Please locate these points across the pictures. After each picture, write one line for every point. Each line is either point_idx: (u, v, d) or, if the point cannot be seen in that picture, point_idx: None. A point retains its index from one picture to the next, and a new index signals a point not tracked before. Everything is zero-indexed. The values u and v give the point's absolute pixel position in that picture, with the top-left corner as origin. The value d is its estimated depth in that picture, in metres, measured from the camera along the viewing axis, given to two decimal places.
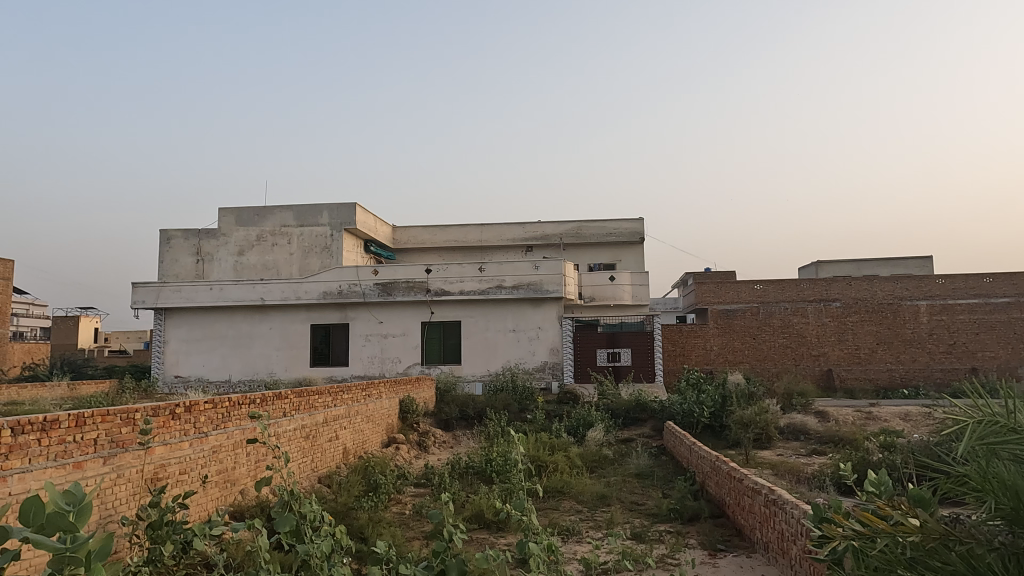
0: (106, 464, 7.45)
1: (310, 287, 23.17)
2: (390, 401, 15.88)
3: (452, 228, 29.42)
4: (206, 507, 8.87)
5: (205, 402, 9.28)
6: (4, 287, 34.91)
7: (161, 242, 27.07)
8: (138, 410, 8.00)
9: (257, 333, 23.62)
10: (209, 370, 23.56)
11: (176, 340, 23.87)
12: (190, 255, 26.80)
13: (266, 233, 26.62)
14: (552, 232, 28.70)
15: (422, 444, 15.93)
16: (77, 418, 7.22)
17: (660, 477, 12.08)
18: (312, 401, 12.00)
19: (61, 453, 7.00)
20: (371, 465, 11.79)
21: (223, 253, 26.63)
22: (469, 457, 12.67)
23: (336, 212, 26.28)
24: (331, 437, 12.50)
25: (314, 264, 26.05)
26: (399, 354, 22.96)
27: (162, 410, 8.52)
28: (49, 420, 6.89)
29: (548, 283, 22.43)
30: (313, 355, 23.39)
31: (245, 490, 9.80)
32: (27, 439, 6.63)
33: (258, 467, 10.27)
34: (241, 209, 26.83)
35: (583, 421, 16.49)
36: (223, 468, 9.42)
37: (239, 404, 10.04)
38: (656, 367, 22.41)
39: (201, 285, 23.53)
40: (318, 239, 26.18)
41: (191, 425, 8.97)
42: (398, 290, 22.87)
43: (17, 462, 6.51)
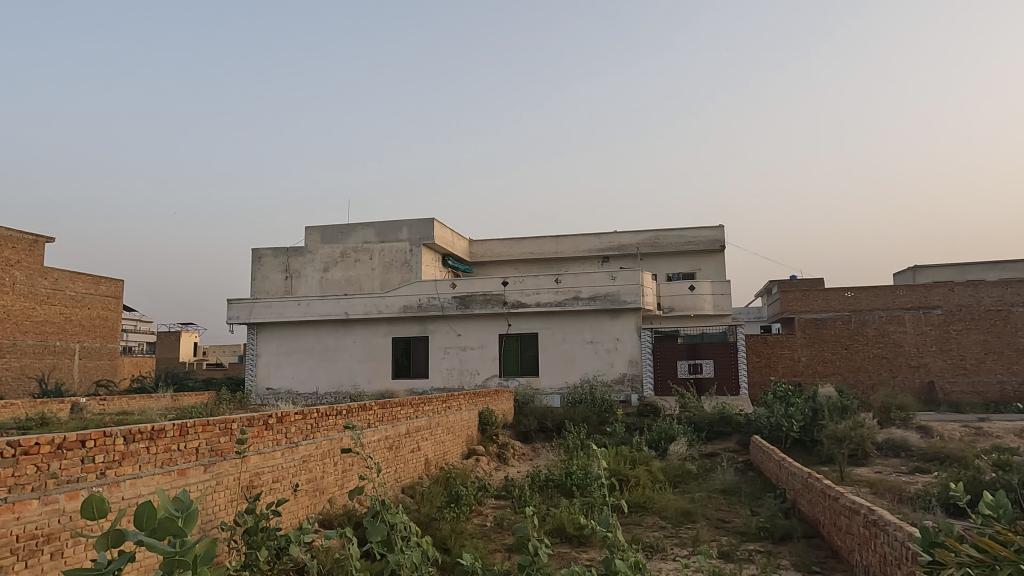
0: (206, 472, 7.90)
1: (391, 301, 23.83)
2: (470, 413, 16.05)
3: (528, 240, 29.60)
4: (297, 515, 9.22)
5: (295, 413, 9.64)
6: (115, 305, 37.71)
7: (252, 260, 28.55)
8: (235, 421, 8.44)
9: (342, 347, 24.47)
10: (297, 382, 24.59)
11: (267, 354, 25.09)
12: (280, 272, 28.11)
13: (350, 250, 27.62)
14: (629, 242, 28.36)
15: (501, 456, 15.99)
16: (181, 427, 7.68)
17: (748, 494, 11.60)
18: (395, 413, 12.28)
19: (167, 460, 7.45)
20: (452, 477, 11.89)
21: (310, 270, 27.81)
22: (548, 470, 12.59)
23: (415, 227, 26.95)
24: (413, 448, 12.76)
25: (395, 279, 26.80)
26: (477, 366, 23.20)
27: (256, 421, 8.94)
28: (156, 429, 7.35)
29: (625, 294, 22.12)
30: (394, 367, 23.97)
31: (332, 499, 10.14)
32: (138, 447, 7.10)
33: (345, 478, 10.61)
34: (326, 227, 27.99)
35: (664, 434, 16.09)
36: (313, 477, 9.79)
37: (327, 416, 10.42)
38: (739, 380, 21.67)
39: (290, 300, 24.64)
40: (398, 255, 26.93)
41: (282, 435, 9.34)
42: (476, 303, 23.15)
43: (129, 468, 6.97)
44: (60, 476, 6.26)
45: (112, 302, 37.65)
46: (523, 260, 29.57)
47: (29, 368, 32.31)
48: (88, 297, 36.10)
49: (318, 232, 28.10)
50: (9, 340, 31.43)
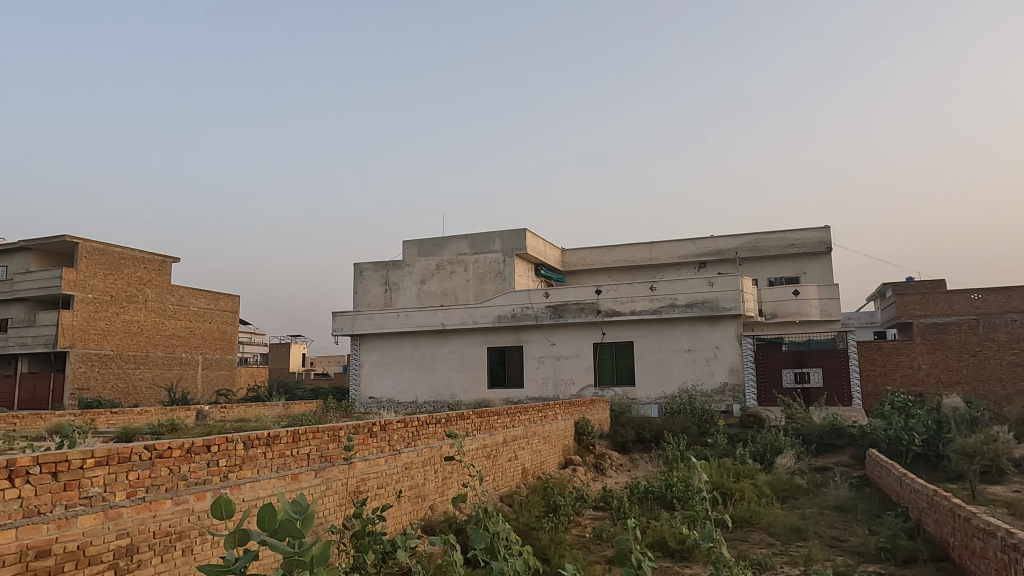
0: (317, 477, 8.33)
1: (486, 311, 24.21)
2: (566, 422, 16.01)
3: (621, 248, 29.26)
4: (401, 520, 9.51)
5: (397, 421, 9.94)
6: (232, 319, 40.46)
7: (355, 274, 29.88)
8: (342, 428, 8.84)
9: (439, 357, 25.10)
10: (398, 391, 25.45)
11: (369, 364, 26.15)
12: (380, 285, 29.24)
13: (445, 262, 28.35)
14: (727, 246, 27.44)
15: (598, 467, 15.83)
16: (294, 434, 8.12)
17: (865, 512, 10.86)
18: (492, 422, 12.46)
19: (282, 465, 7.91)
20: (550, 486, 11.89)
21: (408, 282, 28.75)
22: (647, 482, 12.32)
23: (507, 238, 27.28)
24: (511, 457, 12.87)
25: (489, 289, 27.21)
26: (572, 375, 23.12)
27: (361, 428, 9.30)
28: (272, 435, 7.80)
29: (724, 300, 21.36)
30: (490, 377, 24.30)
31: (434, 505, 10.39)
32: (256, 452, 7.57)
33: (446, 486, 10.85)
34: (422, 241, 28.87)
35: (770, 446, 15.37)
36: (415, 484, 10.08)
37: (427, 424, 10.70)
38: (851, 390, 20.39)
39: (389, 312, 25.55)
40: (491, 265, 27.35)
41: (386, 442, 9.68)
42: (570, 312, 23.11)
43: (248, 472, 7.45)
44: (190, 478, 6.76)
45: (229, 317, 40.43)
46: (617, 268, 29.25)
47: (160, 378, 35.20)
48: (209, 312, 38.95)
49: (415, 245, 29.02)
50: (142, 353, 34.40)
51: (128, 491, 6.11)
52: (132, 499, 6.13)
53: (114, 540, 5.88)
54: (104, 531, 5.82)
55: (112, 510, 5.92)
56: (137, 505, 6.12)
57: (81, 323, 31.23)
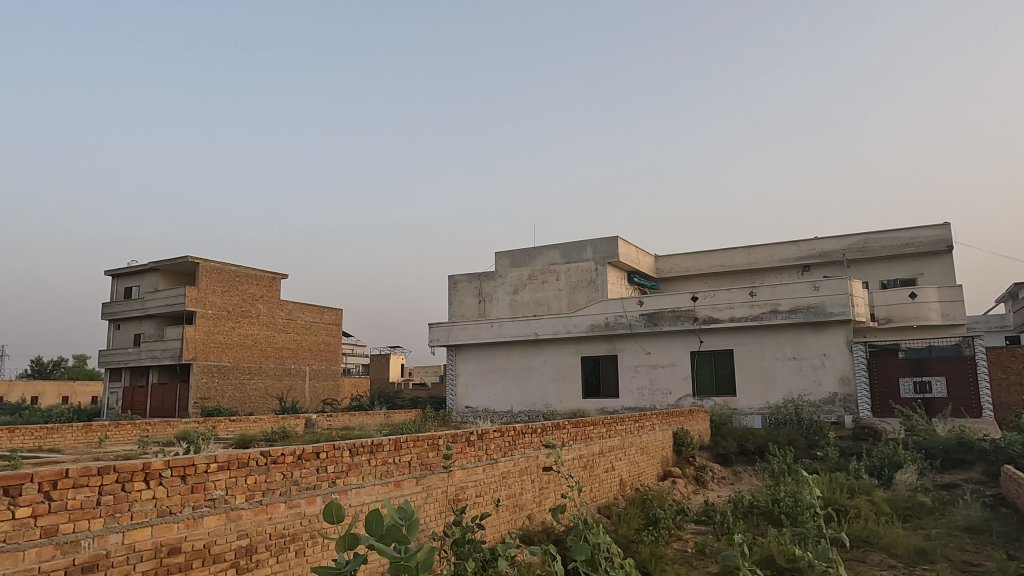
0: (418, 484, 8.58)
1: (579, 321, 24.09)
2: (664, 433, 15.64)
3: (717, 253, 28.36)
4: (499, 529, 9.60)
5: (494, 430, 10.04)
6: (335, 332, 42.40)
7: (449, 286, 30.59)
8: (442, 437, 9.05)
9: (533, 366, 25.20)
10: (493, 401, 25.77)
11: (465, 374, 26.66)
12: (474, 296, 29.78)
13: (537, 272, 28.51)
14: (833, 248, 25.98)
15: (699, 479, 15.32)
16: (397, 442, 8.39)
17: (1001, 535, 9.89)
18: (588, 432, 12.35)
19: (385, 472, 8.19)
20: (649, 499, 11.63)
21: (501, 293, 29.11)
22: (752, 496, 11.79)
23: (599, 246, 27.08)
24: (608, 468, 12.71)
25: (582, 298, 27.08)
26: (669, 385, 22.57)
27: (460, 437, 9.47)
28: (376, 443, 8.09)
29: (832, 305, 20.20)
30: (584, 387, 24.13)
31: (531, 515, 10.42)
32: (361, 459, 7.88)
33: (543, 496, 10.86)
34: (514, 252, 29.18)
35: (888, 461, 14.34)
36: (512, 493, 10.17)
37: (524, 433, 10.75)
38: (981, 401, 18.70)
39: (483, 323, 25.97)
40: (583, 274, 27.21)
41: (484, 451, 9.80)
42: (665, 320, 22.61)
43: (354, 479, 7.76)
44: (302, 483, 7.12)
45: (333, 329, 42.38)
46: (714, 273, 28.35)
47: (272, 388, 37.38)
48: (315, 325, 41.01)
49: (507, 256, 29.38)
50: (256, 364, 36.67)
51: (246, 494, 6.51)
52: (251, 502, 6.53)
53: (235, 540, 6.27)
54: (226, 531, 6.23)
55: (233, 512, 6.32)
56: (255, 508, 6.50)
57: (203, 337, 33.70)
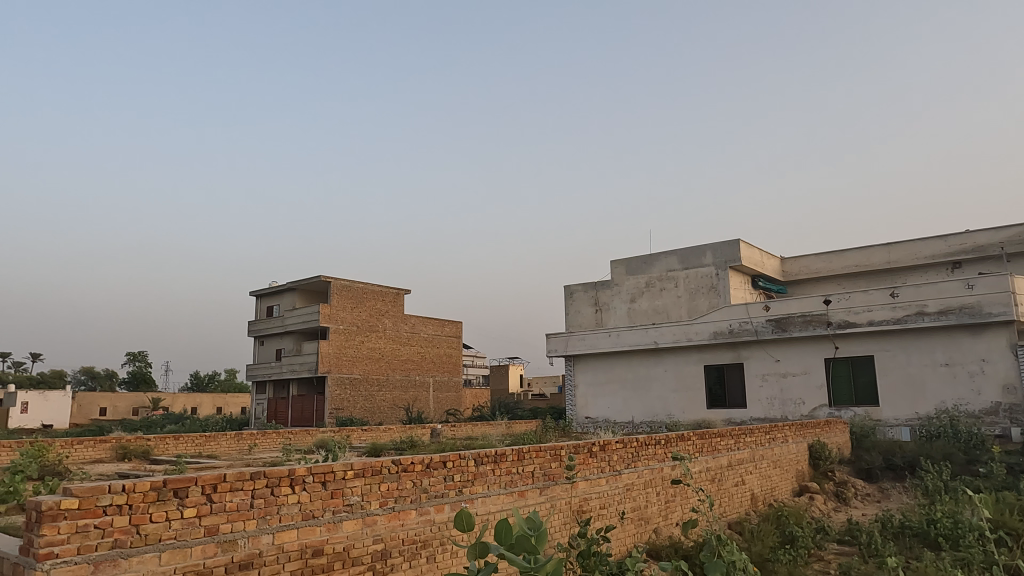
0: (542, 494, 8.66)
1: (701, 328, 23.28)
2: (798, 445, 14.72)
3: (851, 252, 26.45)
4: (625, 542, 9.44)
5: (616, 441, 9.87)
6: (456, 344, 43.65)
7: (566, 296, 30.68)
8: (563, 448, 9.03)
9: (654, 376, 24.66)
10: (614, 411, 25.50)
11: (585, 384, 26.60)
12: (590, 306, 29.64)
13: (655, 279, 27.93)
14: (988, 242, 23.45)
15: (840, 496, 14.25)
16: (519, 452, 8.47)
17: None
18: (716, 444, 11.83)
19: (509, 482, 8.31)
20: (785, 515, 10.96)
21: (618, 301, 28.74)
22: (905, 516, 10.76)
23: (719, 250, 26.10)
24: (738, 482, 12.16)
25: (702, 305, 26.19)
26: (801, 395, 21.27)
27: (582, 448, 9.38)
28: (499, 453, 8.20)
29: (989, 305, 18.19)
30: (709, 397, 23.25)
31: (657, 529, 10.17)
32: (485, 469, 8.02)
33: (669, 509, 10.56)
34: (630, 259, 28.79)
35: None
36: (637, 506, 9.99)
37: (647, 445, 10.50)
38: None
39: (601, 332, 25.80)
40: (703, 280, 26.31)
41: (607, 462, 9.67)
42: (794, 326, 21.37)
43: (480, 488, 7.92)
44: (431, 491, 7.37)
45: (454, 342, 43.64)
46: (848, 274, 26.45)
47: (398, 399, 39.09)
48: (437, 338, 42.43)
49: (623, 264, 29.02)
50: (384, 376, 38.50)
51: (380, 500, 6.83)
52: (384, 508, 6.85)
53: (371, 544, 6.62)
54: (363, 535, 6.58)
55: (369, 518, 6.66)
56: (388, 514, 6.82)
57: (336, 351, 35.89)
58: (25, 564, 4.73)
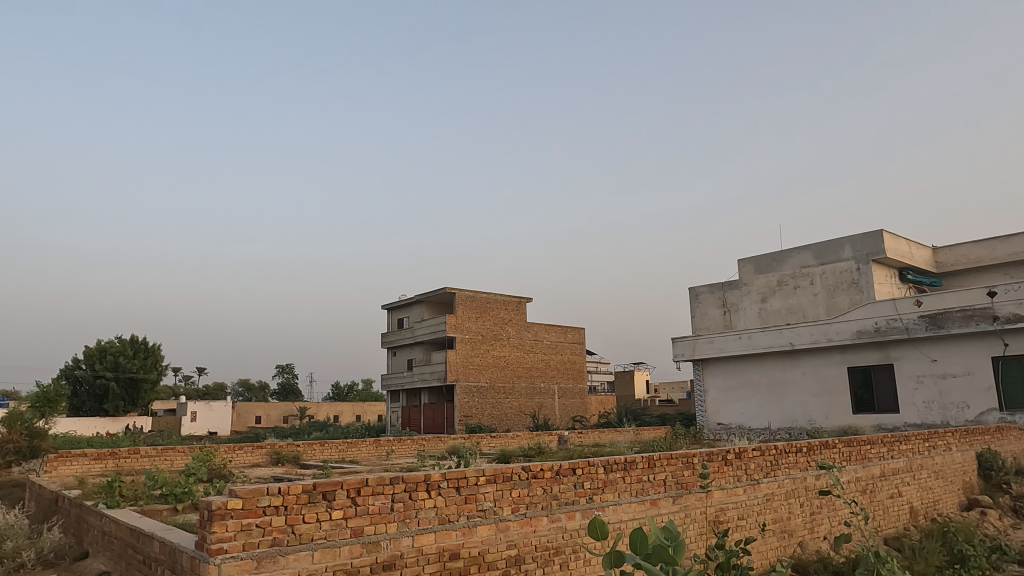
0: (675, 503, 8.41)
1: (842, 327, 21.64)
2: (964, 454, 13.27)
3: (1018, 237, 23.62)
4: (767, 556, 8.95)
5: (753, 449, 9.38)
6: (580, 351, 43.56)
7: (691, 299, 29.75)
8: (696, 455, 8.74)
9: (791, 380, 23.27)
10: (748, 417, 24.34)
11: (716, 389, 25.67)
12: (718, 307, 28.54)
13: (787, 277, 26.37)
14: None
15: (1019, 512, 12.67)
16: (650, 460, 8.28)
17: None
18: (865, 453, 10.92)
19: (641, 490, 8.15)
20: (952, 531, 9.88)
21: (747, 302, 27.42)
22: None
23: (859, 243, 24.23)
24: (893, 493, 11.18)
25: (843, 303, 24.39)
26: (965, 398, 19.15)
27: (716, 455, 9.00)
28: (629, 461, 8.06)
29: None
30: (855, 401, 21.54)
31: (802, 542, 9.57)
32: (616, 476, 7.90)
33: (815, 522, 9.91)
34: (758, 257, 27.42)
35: None
36: (779, 517, 9.44)
37: (788, 453, 9.89)
38: None
39: (731, 335, 24.77)
40: (843, 275, 24.51)
41: (743, 471, 9.22)
42: (953, 322, 19.26)
43: (610, 495, 7.83)
44: (561, 498, 7.37)
45: (578, 349, 43.56)
46: (1015, 262, 23.61)
47: (525, 406, 39.59)
48: (560, 345, 42.53)
49: (751, 263, 27.68)
50: (510, 384, 39.13)
51: (513, 506, 6.93)
52: (516, 514, 6.94)
53: (505, 549, 6.73)
54: (498, 540, 6.71)
55: (502, 523, 6.78)
56: (521, 520, 6.91)
57: (463, 360, 36.98)
58: (200, 558, 5.25)
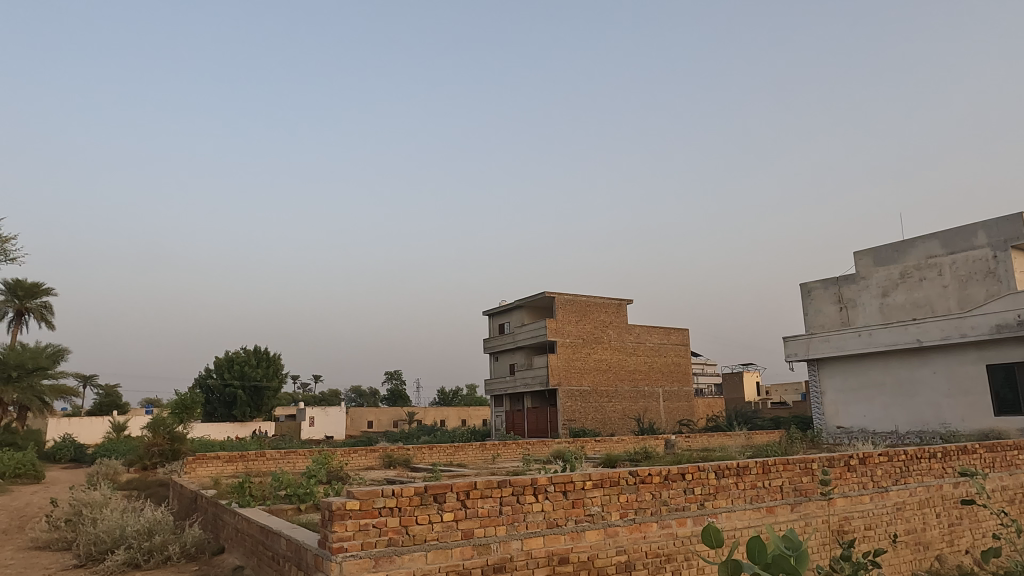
0: (794, 511, 8.01)
1: (978, 321, 19.70)
2: None
3: None
4: (899, 570, 8.34)
5: (880, 454, 8.76)
6: (685, 353, 42.38)
7: (804, 295, 28.24)
8: (814, 460, 8.27)
9: (920, 379, 21.53)
10: (871, 420, 22.77)
11: (834, 391, 24.26)
12: (833, 303, 26.93)
13: (911, 268, 24.44)
14: None
15: None
16: (764, 466, 7.92)
17: None
18: (1012, 459, 9.90)
19: (755, 497, 7.80)
20: None
21: (866, 297, 25.72)
22: None
23: (995, 228, 22.10)
24: None
25: (977, 295, 22.32)
26: None
27: (837, 461, 8.46)
28: (742, 466, 7.75)
29: None
30: (996, 403, 19.44)
31: (941, 556, 8.84)
32: (727, 482, 7.62)
33: (954, 533, 9.12)
34: (877, 249, 25.65)
35: None
36: (912, 528, 8.76)
37: (919, 458, 9.14)
38: None
39: (849, 332, 23.31)
40: (977, 265, 22.43)
41: (868, 478, 8.62)
42: None
43: (723, 502, 7.55)
44: (671, 504, 7.18)
45: (682, 350, 42.39)
46: None
47: (629, 409, 38.98)
48: (664, 347, 41.58)
49: (869, 255, 25.93)
50: (613, 387, 38.66)
51: (621, 511, 6.84)
52: (625, 519, 6.84)
53: (615, 555, 6.65)
54: (607, 546, 6.64)
55: (610, 528, 6.70)
56: (629, 526, 6.80)
57: (565, 364, 36.94)
58: (323, 556, 5.53)
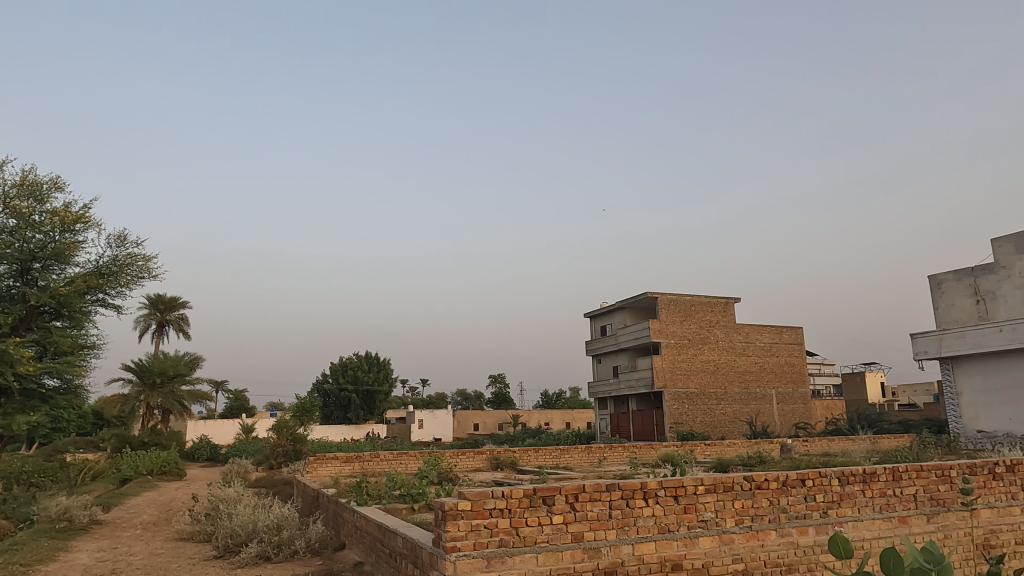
0: (930, 522, 7.40)
1: None
2: None
3: None
4: None
5: None
6: (799, 353, 40.26)
7: (933, 288, 26.08)
8: (953, 467, 7.64)
9: None
10: (1017, 424, 20.61)
11: (971, 392, 22.22)
12: (968, 296, 24.67)
13: None
14: None
15: None
16: (894, 472, 7.37)
17: None
18: None
19: (885, 506, 7.28)
20: None
21: (1008, 288, 23.39)
22: None
23: None
24: None
25: None
26: None
27: (979, 469, 7.74)
28: (869, 472, 7.25)
29: None
30: None
31: None
32: (853, 489, 7.15)
33: None
34: (1019, 234, 23.30)
35: None
36: None
37: None
38: None
39: (988, 327, 21.31)
40: None
41: (1017, 487, 7.85)
42: None
43: (849, 510, 7.09)
44: (790, 511, 6.83)
45: (797, 350, 40.25)
46: None
47: (740, 412, 37.46)
48: (776, 346, 39.67)
49: (1010, 242, 23.58)
50: (722, 389, 37.29)
51: (736, 518, 6.58)
52: (741, 526, 6.58)
53: (731, 563, 6.42)
54: (722, 553, 6.42)
55: (726, 535, 6.48)
56: (746, 533, 6.54)
57: (669, 365, 36.06)
58: (437, 554, 5.70)
